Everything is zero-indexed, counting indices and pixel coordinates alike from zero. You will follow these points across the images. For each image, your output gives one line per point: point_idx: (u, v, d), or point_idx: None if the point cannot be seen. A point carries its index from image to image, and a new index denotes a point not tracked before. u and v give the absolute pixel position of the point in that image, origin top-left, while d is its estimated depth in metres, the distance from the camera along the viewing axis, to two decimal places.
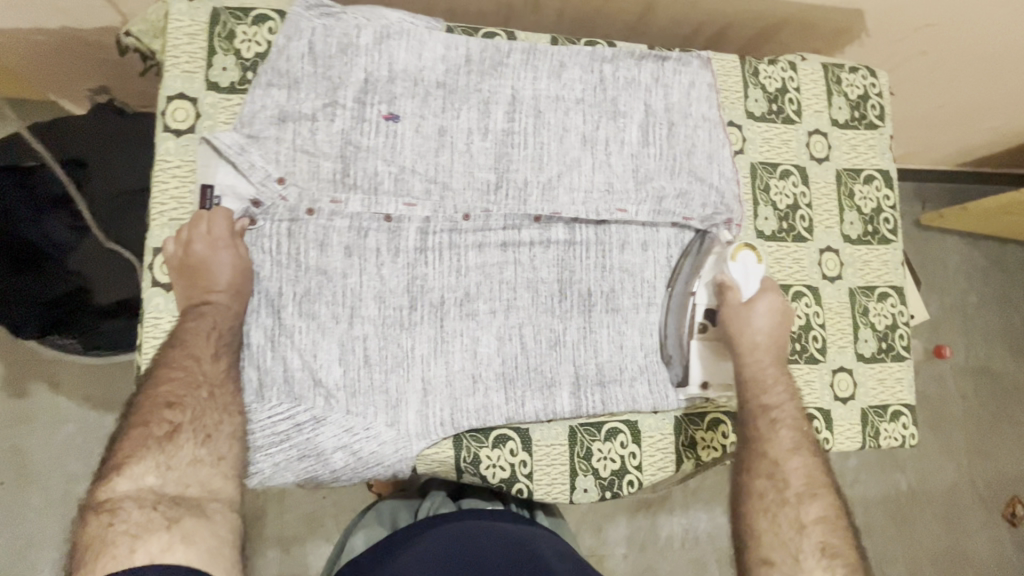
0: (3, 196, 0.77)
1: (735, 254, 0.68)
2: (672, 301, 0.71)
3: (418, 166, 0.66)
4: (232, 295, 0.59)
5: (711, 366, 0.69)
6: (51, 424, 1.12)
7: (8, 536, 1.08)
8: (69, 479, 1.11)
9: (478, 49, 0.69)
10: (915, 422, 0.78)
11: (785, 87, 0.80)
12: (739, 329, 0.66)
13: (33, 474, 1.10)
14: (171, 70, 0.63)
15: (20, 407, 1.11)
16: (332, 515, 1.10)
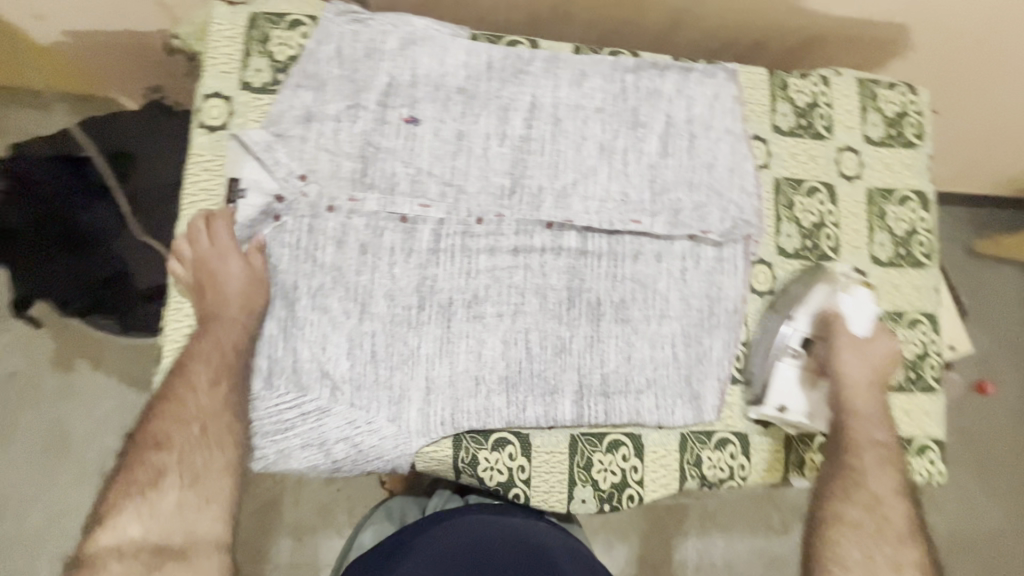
0: (61, 183, 0.86)
1: (850, 289, 0.68)
2: (769, 322, 0.70)
3: (435, 169, 0.68)
4: (244, 307, 0.62)
5: (804, 393, 0.68)
6: (91, 398, 1.22)
7: (49, 500, 1.18)
8: (104, 452, 1.20)
9: (500, 57, 0.71)
10: (943, 459, 0.73)
11: (816, 102, 0.78)
12: (848, 359, 0.67)
13: (72, 445, 1.20)
14: (210, 70, 0.67)
15: (66, 381, 1.22)
16: (345, 509, 1.12)
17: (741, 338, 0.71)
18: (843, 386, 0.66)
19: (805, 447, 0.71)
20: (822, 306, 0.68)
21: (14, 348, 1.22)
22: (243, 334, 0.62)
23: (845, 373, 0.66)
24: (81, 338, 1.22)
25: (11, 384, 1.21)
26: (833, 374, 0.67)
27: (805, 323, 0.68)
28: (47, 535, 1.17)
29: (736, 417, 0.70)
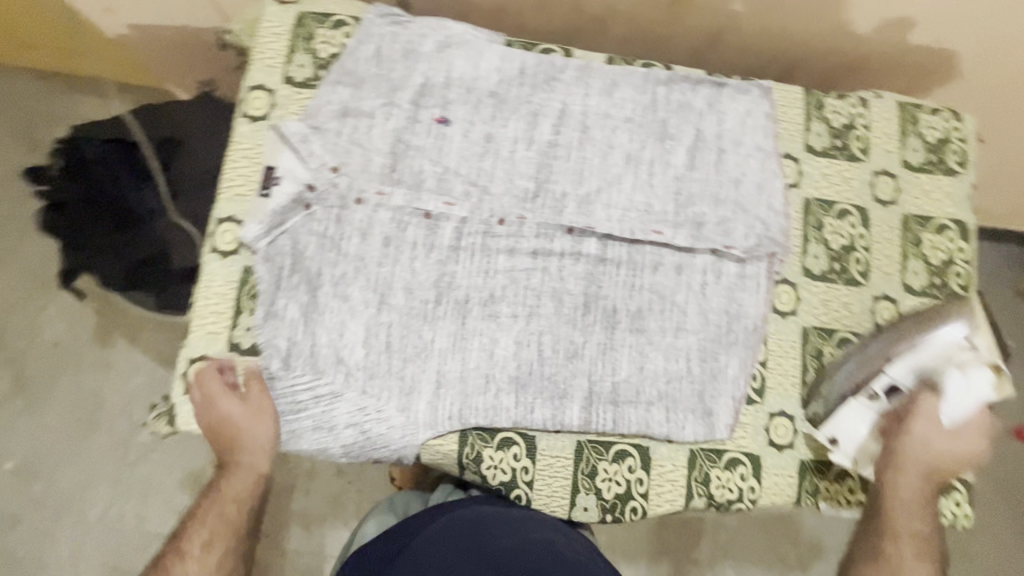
0: (114, 165, 0.93)
1: (968, 368, 0.60)
2: (867, 353, 0.66)
3: (461, 169, 0.70)
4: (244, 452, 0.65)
5: (864, 439, 0.66)
6: (125, 372, 1.30)
7: (81, 466, 1.26)
8: (134, 424, 1.28)
9: (533, 64, 0.72)
10: (971, 501, 0.70)
11: (853, 123, 0.76)
12: (925, 428, 0.63)
13: (103, 417, 1.28)
14: (256, 64, 0.71)
15: (104, 355, 1.30)
16: (354, 502, 1.14)
17: (759, 357, 0.70)
18: (904, 446, 0.64)
19: (820, 477, 0.69)
20: (928, 363, 0.62)
21: (62, 321, 1.31)
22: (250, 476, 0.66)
23: (914, 438, 0.63)
24: (122, 315, 1.31)
25: (56, 354, 1.30)
26: (898, 440, 0.64)
27: (903, 372, 0.64)
28: (78, 498, 1.25)
29: (749, 437, 0.68)
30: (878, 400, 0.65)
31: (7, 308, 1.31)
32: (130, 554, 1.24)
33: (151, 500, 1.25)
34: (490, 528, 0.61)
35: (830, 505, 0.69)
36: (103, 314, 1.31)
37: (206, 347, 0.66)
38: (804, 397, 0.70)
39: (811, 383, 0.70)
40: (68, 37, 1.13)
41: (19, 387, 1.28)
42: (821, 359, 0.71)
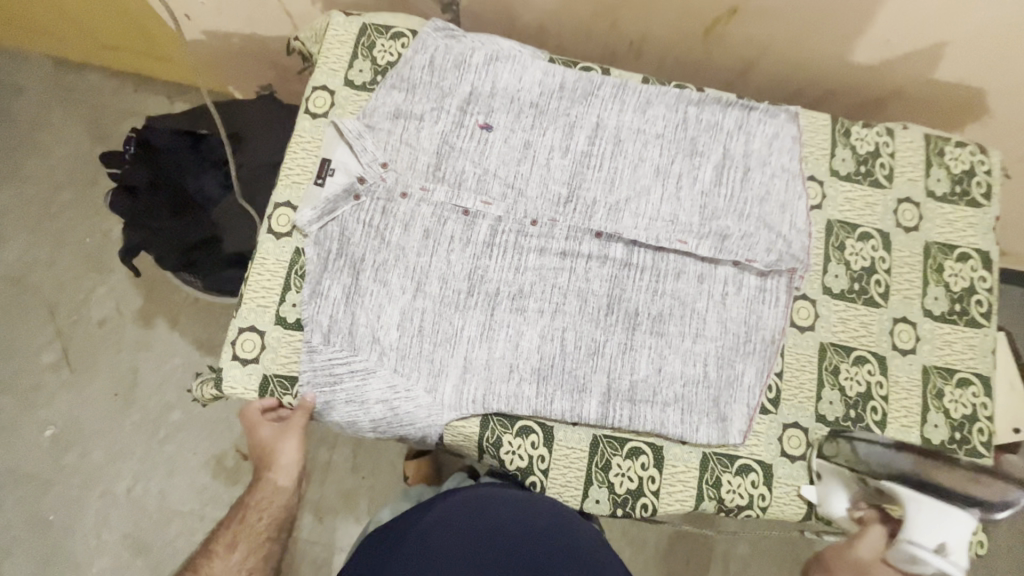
0: (179, 154, 1.01)
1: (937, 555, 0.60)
2: (899, 459, 0.67)
3: (500, 172, 0.75)
4: (272, 469, 0.74)
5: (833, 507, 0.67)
6: (163, 352, 1.38)
7: (113, 440, 1.33)
8: (166, 404, 1.35)
9: (573, 79, 0.77)
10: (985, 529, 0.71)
11: (878, 151, 0.79)
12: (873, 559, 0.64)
13: (139, 393, 1.36)
14: (321, 67, 0.78)
15: (145, 335, 1.39)
16: (367, 495, 1.17)
17: (775, 368, 0.72)
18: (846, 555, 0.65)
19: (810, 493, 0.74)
20: (924, 521, 0.61)
21: (110, 300, 1.40)
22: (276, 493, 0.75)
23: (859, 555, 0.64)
24: (165, 298, 1.40)
25: (101, 331, 1.39)
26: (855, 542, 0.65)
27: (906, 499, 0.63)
28: (107, 470, 1.32)
29: (762, 446, 0.70)
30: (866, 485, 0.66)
31: (63, 285, 1.41)
32: (150, 529, 1.29)
33: (175, 478, 1.31)
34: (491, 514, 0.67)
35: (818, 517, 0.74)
36: (148, 296, 1.40)
37: (256, 317, 0.71)
38: (820, 411, 0.71)
39: (828, 398, 0.71)
40: (149, 40, 1.25)
41: (66, 360, 1.37)
42: (837, 375, 0.72)
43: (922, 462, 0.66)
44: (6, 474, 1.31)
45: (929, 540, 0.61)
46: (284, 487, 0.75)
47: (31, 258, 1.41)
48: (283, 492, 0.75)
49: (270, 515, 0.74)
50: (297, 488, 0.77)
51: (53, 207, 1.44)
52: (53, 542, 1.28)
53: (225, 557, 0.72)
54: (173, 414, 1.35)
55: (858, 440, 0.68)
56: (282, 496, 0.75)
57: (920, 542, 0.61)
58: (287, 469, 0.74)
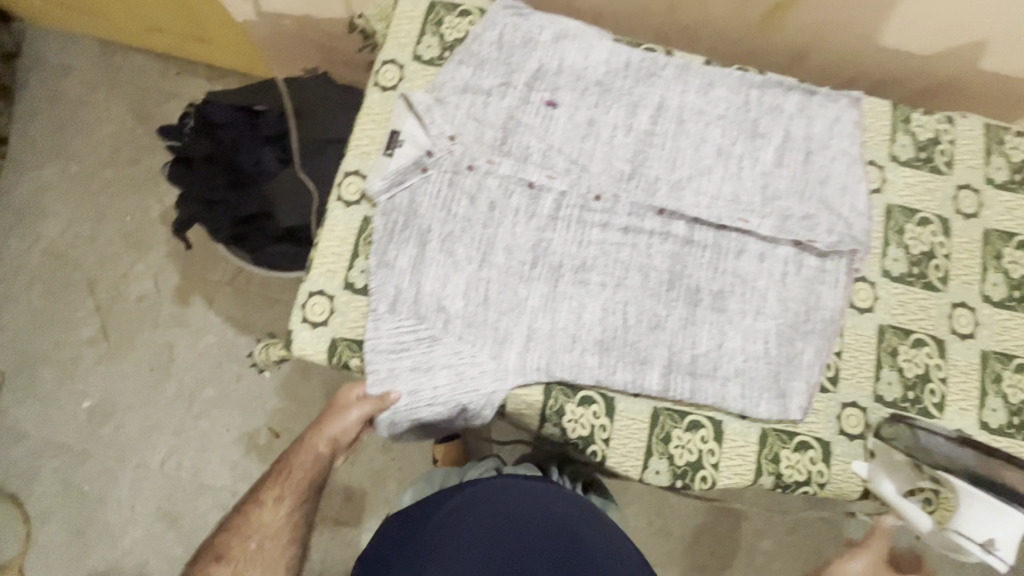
0: (235, 128, 1.02)
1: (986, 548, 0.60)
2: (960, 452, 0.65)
3: (565, 148, 0.76)
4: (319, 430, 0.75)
5: (883, 484, 0.67)
6: (198, 330, 1.38)
7: (147, 414, 1.34)
8: (200, 380, 1.35)
9: (638, 59, 0.79)
10: None
11: (938, 138, 0.79)
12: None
13: (174, 369, 1.36)
14: (391, 42, 0.80)
15: (180, 312, 1.39)
16: (395, 477, 1.18)
17: (835, 348, 0.72)
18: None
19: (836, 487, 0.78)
20: (976, 515, 0.60)
21: (147, 277, 1.40)
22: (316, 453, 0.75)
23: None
24: (201, 276, 1.40)
25: (138, 307, 1.39)
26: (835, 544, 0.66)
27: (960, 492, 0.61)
28: (140, 443, 1.32)
29: (820, 423, 0.70)
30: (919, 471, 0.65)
31: (101, 261, 1.41)
32: (182, 503, 1.29)
33: (208, 454, 1.31)
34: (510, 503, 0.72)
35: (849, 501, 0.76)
36: (184, 274, 1.40)
37: (325, 282, 0.73)
38: (878, 391, 0.71)
39: (886, 379, 0.72)
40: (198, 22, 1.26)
41: (103, 334, 1.38)
42: (896, 356, 0.73)
43: (985, 461, 0.64)
44: (43, 444, 1.32)
45: (979, 534, 0.60)
46: (326, 448, 0.75)
47: (72, 234, 1.43)
48: (325, 453, 0.75)
49: (309, 478, 0.74)
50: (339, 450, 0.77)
51: (95, 183, 1.45)
52: (87, 512, 1.29)
53: (269, 511, 0.73)
54: (206, 391, 1.35)
55: (921, 429, 0.68)
56: (321, 460, 0.75)
57: (967, 535, 0.61)
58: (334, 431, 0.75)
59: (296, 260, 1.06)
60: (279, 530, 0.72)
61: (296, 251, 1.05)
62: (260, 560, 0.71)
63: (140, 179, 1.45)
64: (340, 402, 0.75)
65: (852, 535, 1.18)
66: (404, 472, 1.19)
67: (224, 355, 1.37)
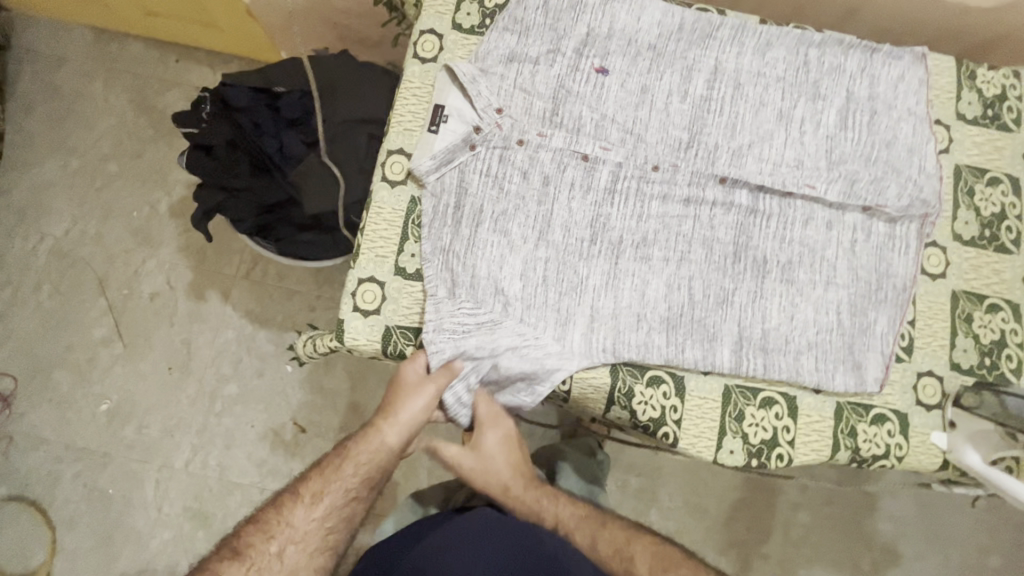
0: (254, 111, 0.97)
1: None
2: None
3: (618, 117, 0.72)
4: (388, 421, 0.71)
5: (969, 450, 0.65)
6: (216, 326, 1.33)
7: (167, 414, 1.29)
8: (220, 377, 1.30)
9: (691, 20, 0.74)
10: None
11: (1005, 94, 0.76)
12: (508, 451, 0.74)
13: (193, 367, 1.31)
14: (428, 10, 0.77)
15: (197, 308, 1.33)
16: (427, 466, 1.16)
17: (908, 317, 0.69)
18: (487, 464, 0.73)
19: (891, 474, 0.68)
20: None
21: (160, 273, 1.35)
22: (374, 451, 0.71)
23: (475, 457, 0.73)
24: (216, 271, 1.34)
25: (152, 305, 1.34)
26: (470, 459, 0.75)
27: None
28: (162, 445, 1.28)
29: (897, 395, 0.68)
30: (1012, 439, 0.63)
31: (111, 258, 1.36)
32: (209, 502, 1.25)
33: (233, 452, 1.26)
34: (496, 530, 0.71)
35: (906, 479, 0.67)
36: (198, 268, 1.35)
37: (374, 269, 0.71)
38: (954, 358, 0.69)
39: (962, 346, 0.69)
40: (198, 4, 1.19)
41: (118, 334, 1.33)
42: (971, 323, 0.70)
43: None
44: (64, 449, 1.28)
45: None
46: (390, 444, 0.71)
47: (79, 232, 1.37)
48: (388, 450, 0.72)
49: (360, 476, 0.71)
50: (402, 450, 0.73)
51: (99, 178, 1.39)
52: (113, 516, 1.25)
53: (305, 509, 0.69)
54: (227, 389, 1.30)
55: (1008, 394, 0.64)
56: (378, 459, 0.71)
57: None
58: (403, 424, 0.71)
59: (322, 248, 1.02)
60: (307, 536, 0.68)
61: (321, 240, 1.01)
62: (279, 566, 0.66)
63: (146, 172, 1.39)
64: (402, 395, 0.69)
65: (888, 505, 1.17)
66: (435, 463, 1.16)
67: (244, 350, 1.31)
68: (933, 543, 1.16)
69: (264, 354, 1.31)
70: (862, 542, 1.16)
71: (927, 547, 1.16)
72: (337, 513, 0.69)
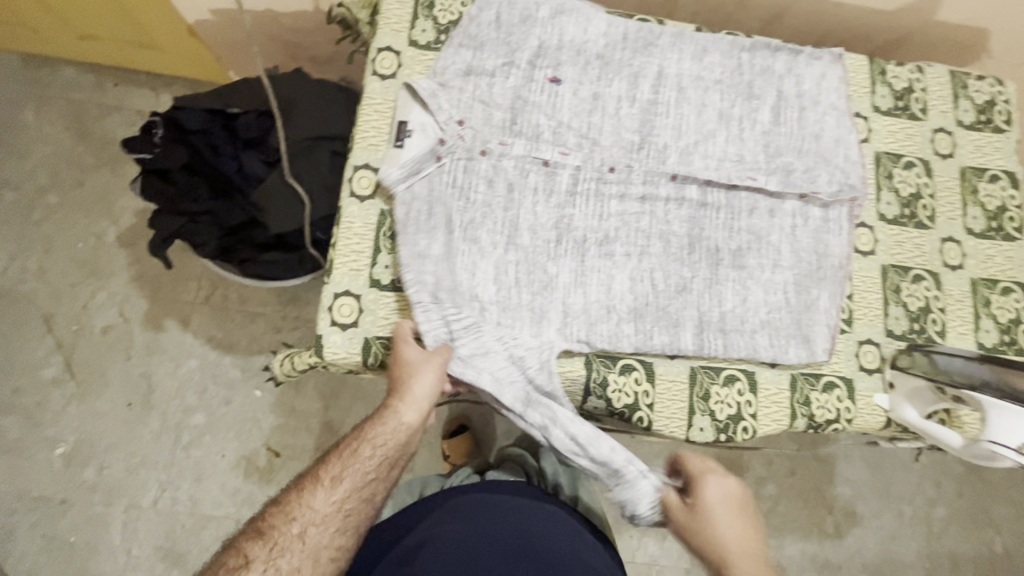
0: (212, 135, 0.96)
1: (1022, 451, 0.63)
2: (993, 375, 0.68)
3: (574, 123, 0.76)
4: (401, 398, 0.67)
5: (908, 408, 0.71)
6: (178, 355, 1.29)
7: (131, 451, 1.24)
8: (186, 408, 1.26)
9: (634, 30, 0.80)
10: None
11: (912, 87, 0.85)
12: (735, 515, 0.64)
13: (156, 401, 1.26)
14: (384, 28, 0.79)
15: (156, 338, 1.29)
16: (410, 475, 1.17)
17: (846, 292, 0.76)
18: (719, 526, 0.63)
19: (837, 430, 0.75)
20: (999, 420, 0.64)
21: (112, 306, 1.30)
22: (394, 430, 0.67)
23: (700, 514, 0.64)
24: (175, 299, 1.31)
25: (107, 339, 1.29)
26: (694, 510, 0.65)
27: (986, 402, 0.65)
28: (127, 483, 1.23)
29: (842, 362, 0.75)
30: (942, 394, 0.69)
31: (57, 294, 1.30)
32: (183, 539, 1.21)
33: (205, 483, 1.23)
34: (483, 519, 0.76)
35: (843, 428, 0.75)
36: (155, 298, 1.31)
37: (349, 282, 0.72)
38: (888, 326, 0.77)
39: (894, 314, 0.77)
40: (137, 27, 1.16)
41: (70, 372, 1.27)
42: (900, 293, 0.78)
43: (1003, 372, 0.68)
44: (18, 498, 1.21)
45: (1010, 439, 0.64)
46: (409, 421, 0.67)
47: (19, 268, 1.30)
48: (407, 431, 0.68)
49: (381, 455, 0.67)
50: (422, 427, 0.69)
51: (40, 211, 1.33)
52: (77, 564, 1.19)
53: (324, 491, 0.65)
54: (194, 419, 1.26)
55: (937, 353, 0.72)
56: (399, 438, 0.67)
57: (1001, 442, 0.64)
58: (420, 400, 0.68)
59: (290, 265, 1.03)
60: (329, 518, 0.64)
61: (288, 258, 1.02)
62: (299, 550, 0.62)
63: (89, 202, 1.33)
64: (415, 364, 0.67)
65: (843, 470, 1.26)
66: (417, 472, 1.17)
67: (210, 378, 1.28)
68: (886, 501, 1.26)
69: (232, 380, 1.28)
70: (824, 507, 1.25)
71: (882, 504, 1.26)
72: (358, 494, 0.65)
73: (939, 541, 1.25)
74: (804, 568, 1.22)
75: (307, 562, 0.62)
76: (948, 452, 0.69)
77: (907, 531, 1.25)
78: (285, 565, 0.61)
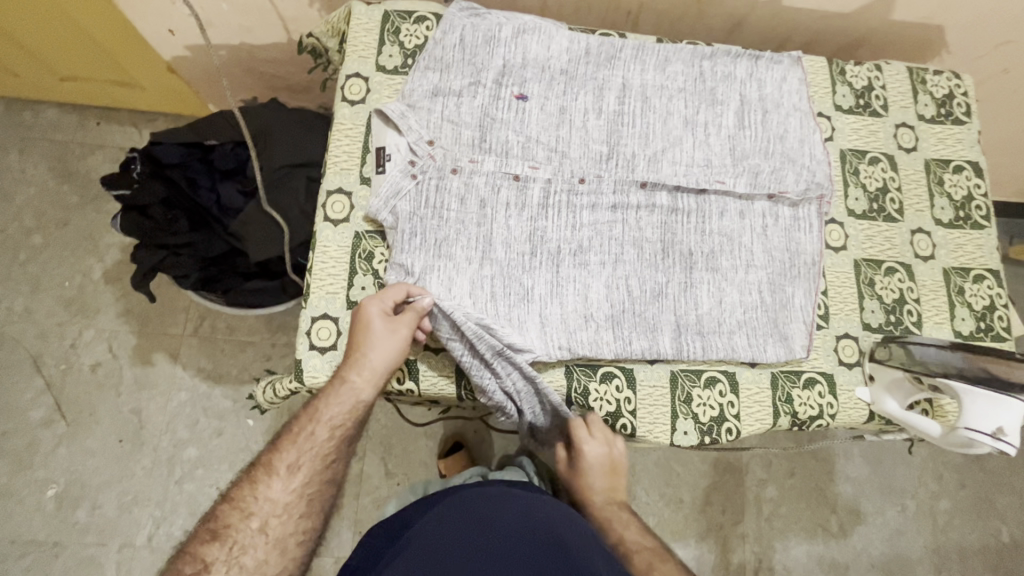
0: (189, 168, 0.98)
1: (997, 435, 0.64)
2: (971, 361, 0.67)
3: (542, 137, 0.77)
4: (354, 367, 0.68)
5: (890, 396, 0.72)
6: (167, 389, 1.28)
7: (123, 488, 1.23)
8: (178, 441, 1.25)
9: (596, 45, 0.81)
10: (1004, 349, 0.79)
11: (871, 85, 0.87)
12: (608, 473, 0.80)
13: (146, 435, 1.25)
14: (352, 55, 0.81)
15: (145, 374, 1.29)
16: None
17: (820, 288, 0.77)
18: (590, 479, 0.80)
19: (829, 414, 0.75)
20: (971, 406, 0.65)
21: (100, 343, 1.29)
22: (350, 400, 0.67)
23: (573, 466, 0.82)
24: (161, 333, 1.30)
25: (95, 377, 1.28)
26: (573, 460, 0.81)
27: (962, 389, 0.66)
28: (119, 522, 1.21)
29: (821, 357, 0.76)
30: (919, 383, 0.70)
31: (44, 334, 1.29)
32: None
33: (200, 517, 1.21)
34: (488, 507, 0.71)
35: (827, 420, 0.74)
36: (141, 333, 1.30)
37: (326, 305, 0.73)
38: (865, 319, 0.78)
39: (869, 307, 0.78)
40: (112, 66, 1.17)
41: (59, 412, 1.26)
42: (874, 286, 0.79)
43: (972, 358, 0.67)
44: (8, 544, 1.18)
45: (987, 425, 0.65)
46: (362, 393, 0.68)
47: (5, 310, 1.29)
48: (359, 400, 0.68)
49: (340, 433, 0.67)
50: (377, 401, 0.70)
51: (23, 252, 1.32)
52: None
53: (282, 482, 0.65)
54: (186, 452, 1.25)
55: (913, 344, 0.71)
56: (357, 410, 0.68)
57: (977, 429, 0.65)
58: (377, 372, 0.68)
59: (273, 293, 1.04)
60: (290, 507, 0.64)
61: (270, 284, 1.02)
62: (262, 542, 0.62)
63: (73, 241, 1.34)
64: (367, 324, 0.68)
65: (844, 467, 1.26)
66: None
67: (200, 410, 1.27)
68: (889, 497, 1.25)
69: (223, 411, 1.27)
70: (828, 506, 1.24)
71: (883, 499, 1.25)
72: (316, 479, 0.66)
73: (945, 534, 1.24)
74: (811, 570, 1.21)
75: (273, 553, 0.62)
76: (927, 440, 0.71)
77: (912, 526, 1.24)
78: (250, 562, 0.61)
